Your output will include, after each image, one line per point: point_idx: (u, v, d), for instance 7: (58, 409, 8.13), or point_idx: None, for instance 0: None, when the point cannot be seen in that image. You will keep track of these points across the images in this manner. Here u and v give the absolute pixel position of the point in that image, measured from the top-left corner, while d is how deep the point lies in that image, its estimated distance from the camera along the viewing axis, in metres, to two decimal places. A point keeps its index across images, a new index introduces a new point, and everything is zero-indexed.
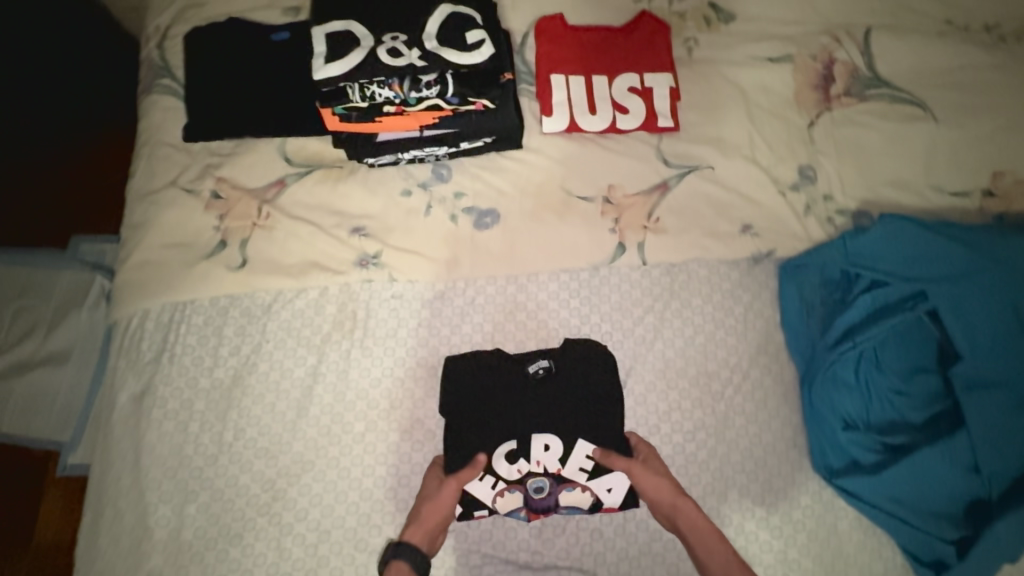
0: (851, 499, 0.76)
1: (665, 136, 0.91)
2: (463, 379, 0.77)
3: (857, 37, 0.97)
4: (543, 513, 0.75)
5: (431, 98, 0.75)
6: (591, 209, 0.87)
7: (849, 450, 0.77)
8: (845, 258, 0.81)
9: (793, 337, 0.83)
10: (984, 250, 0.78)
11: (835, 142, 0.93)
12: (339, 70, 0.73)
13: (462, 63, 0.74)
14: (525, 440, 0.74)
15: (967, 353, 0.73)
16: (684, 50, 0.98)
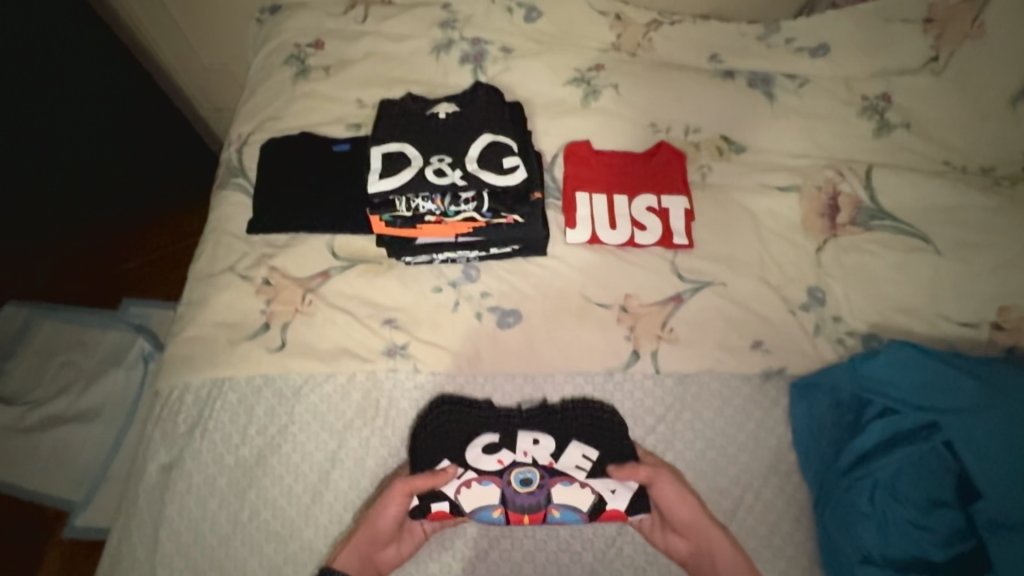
0: None
1: (681, 252, 0.98)
2: (445, 420, 0.83)
3: (859, 172, 1.05)
4: (527, 513, 0.79)
5: (468, 212, 0.85)
6: (608, 315, 0.92)
7: None
8: (856, 382, 0.83)
9: (805, 457, 0.83)
10: (996, 383, 0.78)
11: (841, 267, 0.98)
12: (390, 185, 0.84)
13: (499, 184, 0.85)
14: (509, 436, 0.81)
15: (987, 491, 0.72)
16: (698, 175, 1.07)
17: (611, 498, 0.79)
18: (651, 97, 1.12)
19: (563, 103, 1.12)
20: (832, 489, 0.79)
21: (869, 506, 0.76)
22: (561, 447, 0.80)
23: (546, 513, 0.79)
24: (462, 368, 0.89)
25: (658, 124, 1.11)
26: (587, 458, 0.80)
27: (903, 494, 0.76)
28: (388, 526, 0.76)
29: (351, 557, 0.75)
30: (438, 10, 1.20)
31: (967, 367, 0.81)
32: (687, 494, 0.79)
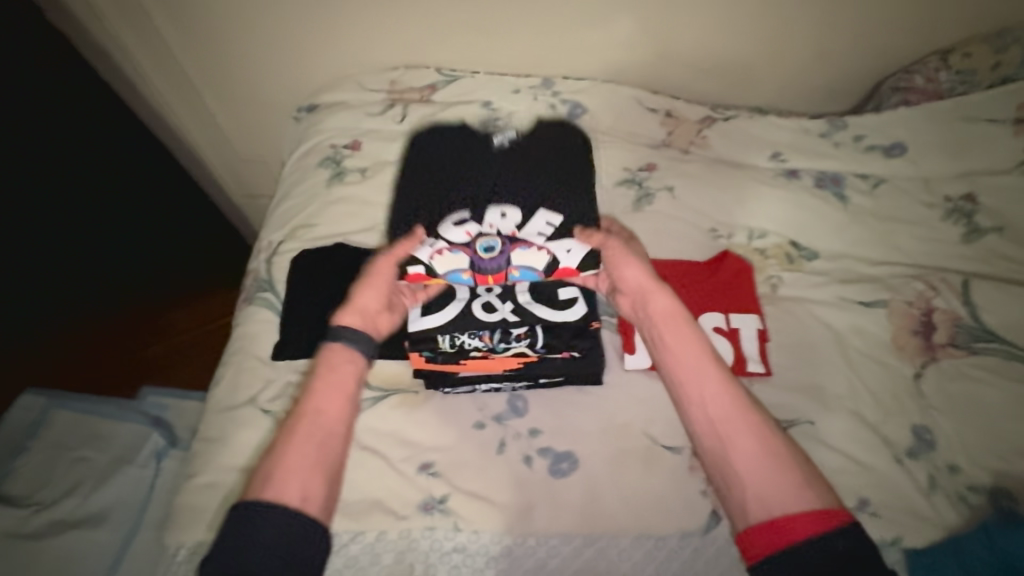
0: None
1: (756, 380, 0.86)
2: (431, 147, 0.98)
3: (954, 285, 0.93)
4: (493, 274, 0.79)
5: (520, 347, 0.79)
6: (678, 461, 0.79)
7: None
8: (993, 557, 0.65)
9: None
10: None
11: (949, 399, 0.84)
12: (434, 321, 0.80)
13: (554, 319, 0.80)
14: (478, 210, 0.83)
15: None
16: (767, 287, 0.97)
17: (567, 258, 0.80)
18: (709, 198, 1.04)
19: (613, 205, 1.04)
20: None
21: None
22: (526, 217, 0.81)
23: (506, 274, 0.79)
24: (512, 525, 0.76)
25: (718, 228, 1.02)
26: (551, 226, 0.81)
27: None
28: (378, 284, 0.79)
29: (356, 319, 0.78)
30: (479, 108, 1.15)
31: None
32: (639, 260, 0.80)
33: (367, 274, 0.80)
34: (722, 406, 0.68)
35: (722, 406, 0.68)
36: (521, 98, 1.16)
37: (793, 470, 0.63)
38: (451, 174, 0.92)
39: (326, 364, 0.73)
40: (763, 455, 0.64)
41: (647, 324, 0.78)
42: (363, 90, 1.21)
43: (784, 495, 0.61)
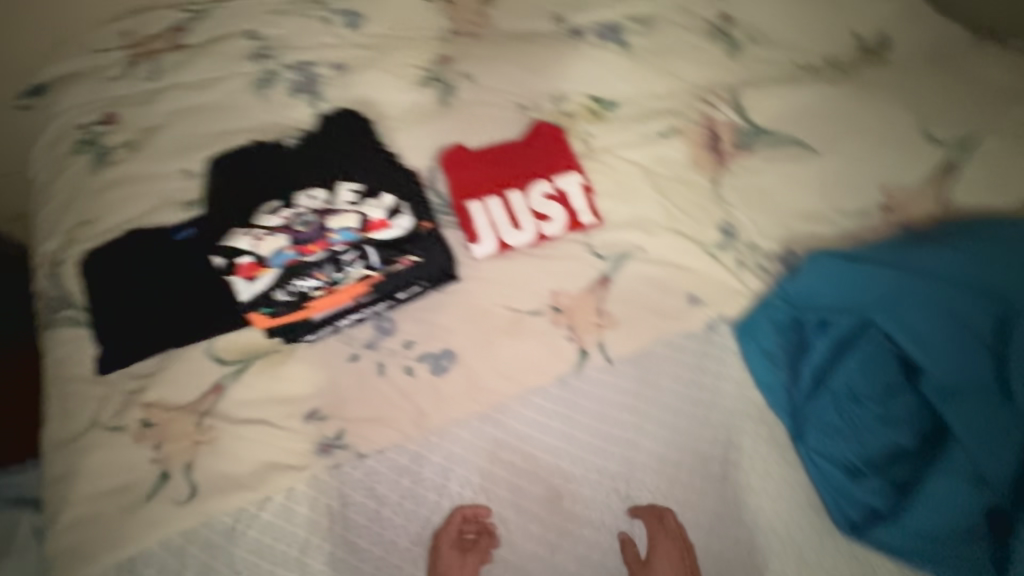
0: (885, 552, 0.71)
1: (592, 229, 0.94)
2: (229, 166, 0.86)
3: (727, 97, 1.05)
4: (315, 244, 0.80)
5: (357, 271, 0.80)
6: (542, 321, 0.86)
7: (862, 498, 0.73)
8: (788, 306, 0.86)
9: (770, 393, 0.82)
10: (908, 265, 0.82)
11: (740, 193, 0.99)
12: (267, 283, 0.79)
13: (380, 237, 0.81)
14: (288, 198, 0.82)
15: (929, 366, 0.76)
16: (582, 144, 1.03)
17: (379, 210, 0.82)
18: (509, 76, 1.05)
19: (419, 108, 1.02)
20: (806, 406, 0.79)
21: (839, 419, 0.77)
22: (331, 189, 0.83)
23: (326, 240, 0.80)
24: (412, 433, 0.79)
25: (525, 102, 1.04)
26: (354, 191, 0.83)
27: (863, 396, 0.77)
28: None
29: None
30: (244, 40, 1.03)
31: (884, 257, 0.84)
32: (682, 563, 0.70)
33: (457, 557, 0.70)
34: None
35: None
36: (288, 19, 1.05)
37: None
38: (251, 169, 0.85)
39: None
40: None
41: None
42: (95, 53, 1.02)
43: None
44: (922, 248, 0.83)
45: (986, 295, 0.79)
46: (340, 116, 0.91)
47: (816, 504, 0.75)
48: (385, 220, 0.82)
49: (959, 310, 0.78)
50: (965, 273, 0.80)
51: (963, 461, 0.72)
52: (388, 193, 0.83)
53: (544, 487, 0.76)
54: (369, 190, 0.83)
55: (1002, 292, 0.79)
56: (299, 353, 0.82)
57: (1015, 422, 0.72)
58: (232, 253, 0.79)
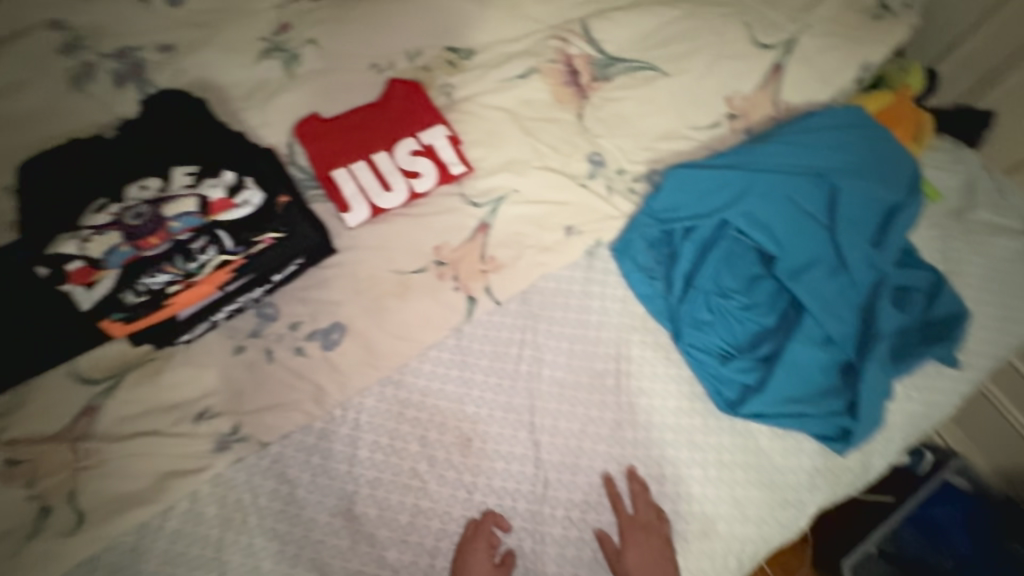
0: (761, 421, 0.79)
1: (465, 179, 0.94)
2: (44, 170, 0.78)
3: (578, 30, 1.07)
4: (154, 235, 0.74)
5: (213, 258, 0.75)
6: (427, 277, 0.87)
7: (735, 378, 0.81)
8: (655, 219, 0.90)
9: (649, 303, 0.87)
10: (753, 162, 0.88)
11: (603, 122, 1.02)
12: (107, 286, 0.71)
13: (230, 217, 0.76)
14: (118, 193, 0.76)
15: (778, 251, 0.85)
16: (444, 97, 1.02)
17: (221, 189, 0.77)
18: (357, 35, 1.01)
19: (267, 83, 0.97)
20: (684, 308, 0.85)
21: (709, 313, 0.85)
22: (164, 176, 0.77)
23: (167, 230, 0.75)
24: (314, 411, 0.78)
25: (379, 62, 1.02)
26: (191, 174, 0.77)
27: (726, 288, 0.86)
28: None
29: None
30: (47, 32, 0.92)
31: (736, 159, 0.89)
32: (653, 552, 0.72)
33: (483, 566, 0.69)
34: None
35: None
36: (96, 2, 0.95)
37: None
38: (71, 169, 0.78)
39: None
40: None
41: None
42: None
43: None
44: (766, 145, 0.89)
45: (822, 180, 0.86)
46: (165, 99, 0.85)
47: (700, 393, 0.82)
48: (230, 199, 0.77)
49: (799, 198, 0.86)
50: (804, 162, 0.87)
51: (813, 329, 0.82)
52: (228, 170, 0.78)
53: (452, 433, 0.78)
54: (208, 170, 0.78)
55: (835, 174, 0.87)
56: (177, 356, 0.78)
57: (849, 286, 0.83)
58: (56, 260, 0.71)
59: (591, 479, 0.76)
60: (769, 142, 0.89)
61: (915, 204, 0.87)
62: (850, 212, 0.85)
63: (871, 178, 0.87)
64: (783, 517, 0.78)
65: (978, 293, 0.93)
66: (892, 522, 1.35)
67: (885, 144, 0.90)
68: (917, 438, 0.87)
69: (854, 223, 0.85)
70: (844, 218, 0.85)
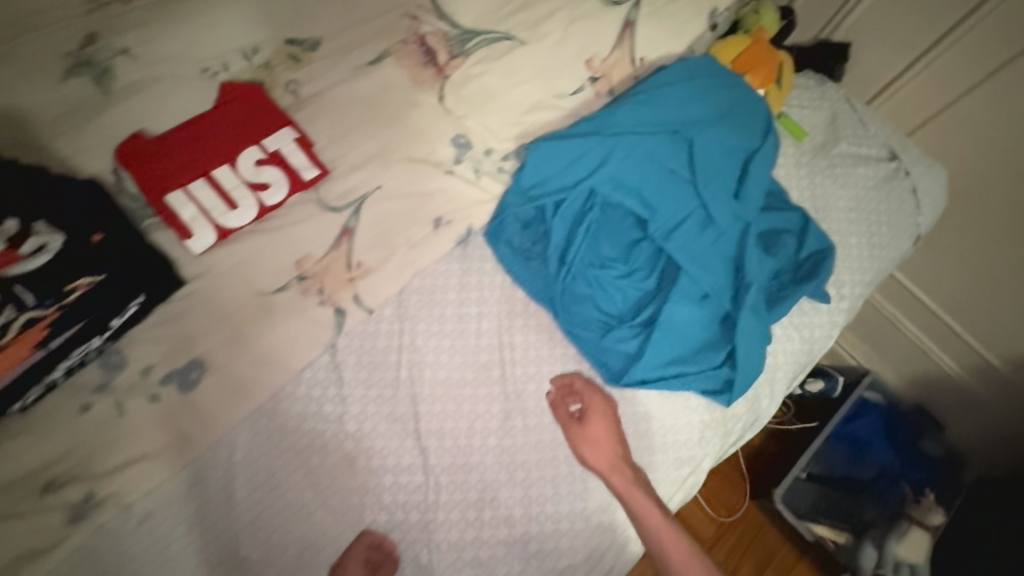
0: (646, 387, 0.79)
1: (322, 183, 0.88)
2: None
3: (428, 6, 1.00)
4: None
5: (16, 317, 0.68)
6: (290, 295, 0.81)
7: (618, 348, 0.80)
8: (525, 197, 0.87)
9: (528, 285, 0.85)
10: (614, 124, 0.85)
11: (467, 100, 0.96)
12: None
13: (24, 270, 0.69)
14: None
15: (649, 213, 0.84)
16: (290, 95, 0.93)
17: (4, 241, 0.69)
18: (179, 38, 0.91)
19: (77, 102, 0.85)
20: (561, 286, 0.83)
21: (587, 286, 0.83)
22: None
23: None
24: (182, 458, 0.73)
25: (210, 65, 0.92)
26: None
27: (603, 259, 0.85)
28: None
29: None
30: None
31: (596, 122, 0.86)
32: (613, 430, 0.76)
33: None
34: (677, 548, 0.71)
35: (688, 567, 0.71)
36: None
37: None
38: None
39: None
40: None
41: (606, 466, 0.74)
42: None
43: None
44: (623, 106, 0.86)
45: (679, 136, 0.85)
46: None
47: (587, 369, 0.81)
48: (18, 250, 0.70)
49: (661, 156, 0.84)
50: (661, 120, 0.86)
51: (689, 286, 0.81)
52: (8, 218, 0.70)
53: (335, 455, 0.74)
54: None
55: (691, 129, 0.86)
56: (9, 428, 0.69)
57: (719, 239, 0.83)
58: None
59: (483, 476, 0.75)
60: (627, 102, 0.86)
61: (772, 148, 0.88)
62: (711, 166, 0.85)
63: (727, 128, 0.86)
64: (678, 476, 0.79)
65: (847, 226, 0.95)
66: (816, 442, 1.39)
67: (737, 92, 0.90)
68: (801, 376, 0.90)
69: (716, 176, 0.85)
70: (706, 172, 0.84)
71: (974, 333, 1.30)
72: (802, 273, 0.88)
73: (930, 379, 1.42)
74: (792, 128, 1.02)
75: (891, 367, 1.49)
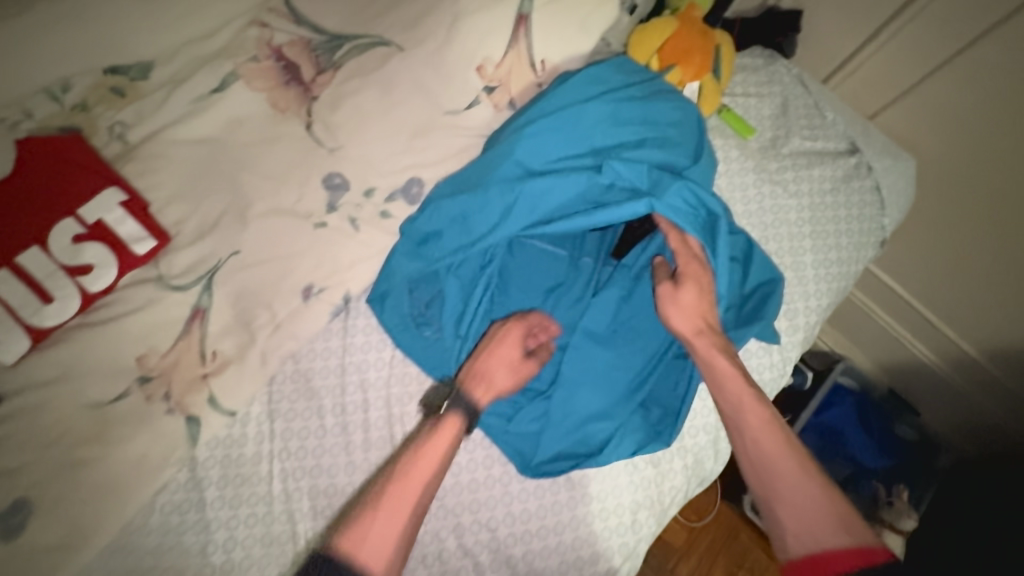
0: (564, 466, 0.68)
1: (162, 255, 0.73)
2: None
3: (281, 9, 0.81)
4: None
5: None
6: (132, 404, 0.66)
7: (531, 428, 0.70)
8: (414, 257, 0.74)
9: (427, 359, 0.74)
10: (507, 163, 0.71)
11: (341, 126, 0.78)
12: None
13: None
14: None
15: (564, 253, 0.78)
16: (117, 142, 0.76)
17: None
18: None
19: None
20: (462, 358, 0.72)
21: None
22: None
23: None
24: None
25: (7, 114, 0.72)
26: None
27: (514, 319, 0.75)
28: (527, 368, 0.69)
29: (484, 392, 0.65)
30: None
31: (487, 158, 0.72)
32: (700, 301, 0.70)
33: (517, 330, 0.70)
34: (757, 416, 0.66)
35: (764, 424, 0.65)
36: None
37: (825, 496, 0.60)
38: None
39: (410, 455, 0.59)
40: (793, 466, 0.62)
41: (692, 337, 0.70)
42: None
43: (818, 527, 0.58)
44: (521, 133, 0.71)
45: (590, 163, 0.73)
46: None
47: (499, 456, 0.69)
48: None
49: (573, 189, 0.71)
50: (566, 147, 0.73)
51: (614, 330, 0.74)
52: None
53: None
54: None
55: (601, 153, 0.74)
56: None
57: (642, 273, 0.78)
58: None
59: None
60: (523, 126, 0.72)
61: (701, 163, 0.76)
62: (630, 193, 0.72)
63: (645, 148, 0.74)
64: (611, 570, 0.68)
65: (800, 243, 0.83)
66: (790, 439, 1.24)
67: (661, 101, 0.77)
68: None
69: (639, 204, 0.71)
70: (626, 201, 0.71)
71: (948, 321, 1.20)
72: (749, 308, 0.76)
73: (905, 367, 1.31)
74: (737, 125, 0.86)
75: (867, 354, 1.37)
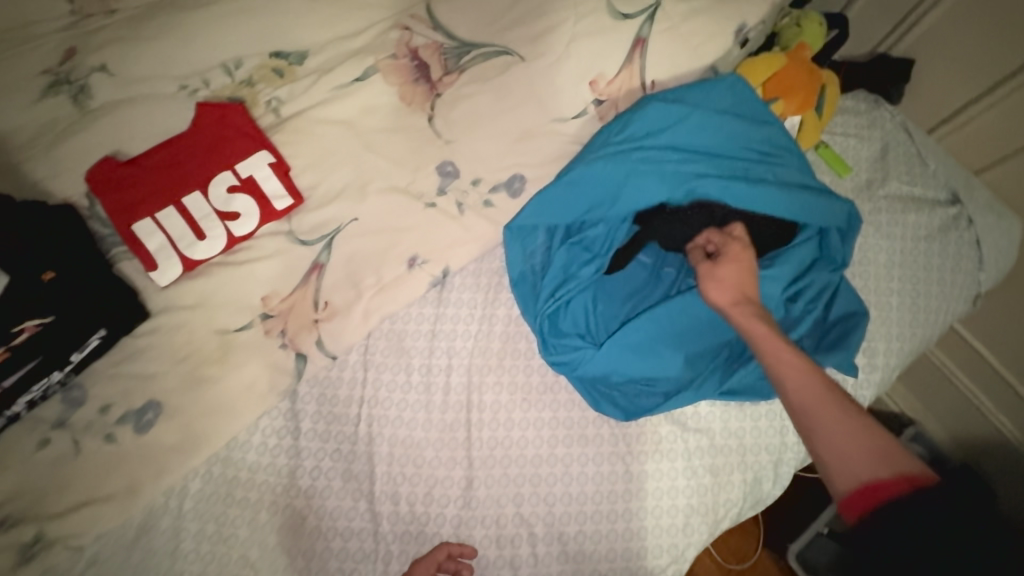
0: (647, 412, 0.75)
1: (295, 213, 0.83)
2: None
3: (422, 17, 0.91)
4: None
5: None
6: (251, 336, 0.76)
7: (627, 376, 0.76)
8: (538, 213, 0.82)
9: (527, 306, 0.82)
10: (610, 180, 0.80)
11: (457, 125, 0.87)
12: None
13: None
14: None
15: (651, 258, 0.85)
16: (272, 114, 0.88)
17: None
18: (155, 54, 0.85)
19: (56, 124, 0.82)
20: (552, 311, 0.80)
21: (579, 325, 0.81)
22: None
23: None
24: (132, 507, 0.69)
25: (189, 82, 0.86)
26: None
27: (600, 308, 0.82)
28: None
29: None
30: None
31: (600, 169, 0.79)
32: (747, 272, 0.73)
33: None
34: (790, 362, 0.64)
35: (788, 360, 0.64)
36: None
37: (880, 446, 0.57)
38: None
39: None
40: (822, 403, 0.61)
41: (748, 321, 0.69)
42: None
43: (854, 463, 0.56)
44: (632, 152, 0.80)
45: (757, 159, 0.83)
46: None
47: (564, 438, 0.75)
48: None
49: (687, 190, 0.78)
50: (735, 141, 0.82)
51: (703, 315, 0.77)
52: None
53: (286, 514, 0.72)
54: None
55: (761, 154, 0.84)
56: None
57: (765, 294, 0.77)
58: None
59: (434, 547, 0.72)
60: (693, 113, 0.81)
61: (851, 201, 0.81)
62: (793, 199, 0.78)
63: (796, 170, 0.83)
64: (658, 566, 0.71)
65: (887, 285, 0.84)
66: None
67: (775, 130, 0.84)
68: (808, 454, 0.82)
69: (800, 209, 0.78)
70: (789, 204, 0.78)
71: None
72: (828, 337, 0.80)
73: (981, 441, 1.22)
74: (834, 162, 0.90)
75: (939, 419, 1.29)
